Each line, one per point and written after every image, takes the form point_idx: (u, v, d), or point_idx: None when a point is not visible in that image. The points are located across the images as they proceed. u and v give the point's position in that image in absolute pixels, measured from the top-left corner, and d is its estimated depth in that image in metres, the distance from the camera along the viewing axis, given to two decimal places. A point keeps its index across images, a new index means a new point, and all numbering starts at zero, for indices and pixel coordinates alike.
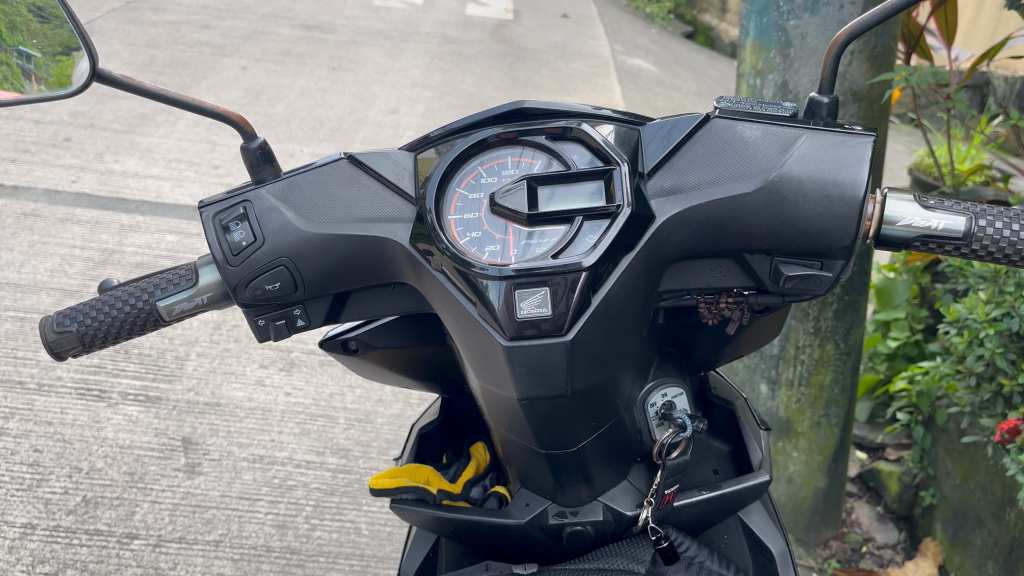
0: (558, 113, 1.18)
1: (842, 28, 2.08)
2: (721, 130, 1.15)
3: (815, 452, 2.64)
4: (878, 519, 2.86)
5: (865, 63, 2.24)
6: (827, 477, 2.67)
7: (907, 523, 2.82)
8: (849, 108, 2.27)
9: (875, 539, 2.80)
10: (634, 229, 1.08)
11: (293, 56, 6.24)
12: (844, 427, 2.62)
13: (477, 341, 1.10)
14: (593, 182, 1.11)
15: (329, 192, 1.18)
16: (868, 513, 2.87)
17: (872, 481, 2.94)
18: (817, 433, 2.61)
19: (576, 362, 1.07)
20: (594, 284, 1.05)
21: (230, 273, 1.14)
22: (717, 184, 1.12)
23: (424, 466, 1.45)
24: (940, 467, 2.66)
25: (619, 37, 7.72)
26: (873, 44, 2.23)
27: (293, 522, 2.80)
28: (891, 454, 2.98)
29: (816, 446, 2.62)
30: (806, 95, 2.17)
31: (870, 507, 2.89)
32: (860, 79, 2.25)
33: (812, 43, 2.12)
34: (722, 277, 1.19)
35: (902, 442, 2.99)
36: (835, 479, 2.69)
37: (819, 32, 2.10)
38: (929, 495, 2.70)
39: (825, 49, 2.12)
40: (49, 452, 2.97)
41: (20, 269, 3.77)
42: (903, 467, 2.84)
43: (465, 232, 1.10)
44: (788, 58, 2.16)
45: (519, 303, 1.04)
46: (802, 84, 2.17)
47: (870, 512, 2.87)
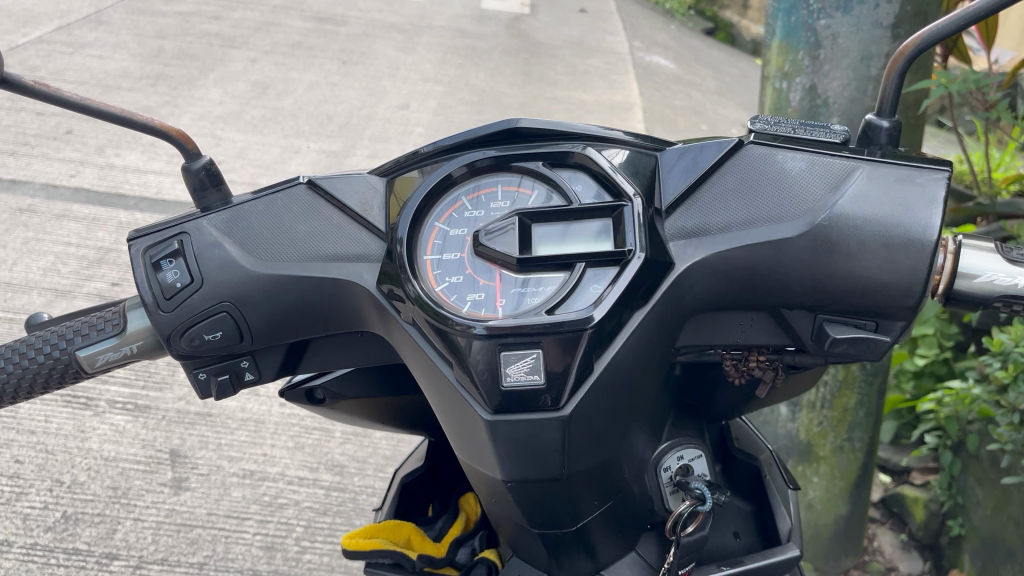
0: (558, 133, 0.98)
1: (877, 29, 1.84)
2: (757, 158, 0.93)
3: (837, 479, 2.42)
4: (901, 547, 2.65)
5: None
6: (849, 505, 2.46)
7: (932, 553, 2.63)
8: None
9: (898, 569, 2.59)
10: (649, 279, 0.88)
11: (303, 49, 6.05)
12: (869, 452, 2.41)
13: (456, 411, 0.91)
14: (599, 220, 0.92)
15: (285, 223, 0.99)
16: (891, 541, 2.66)
17: (895, 507, 2.72)
18: (839, 458, 2.40)
19: (575, 440, 0.88)
20: (596, 347, 0.86)
21: (162, 321, 0.94)
22: (750, 227, 0.90)
23: (405, 523, 1.29)
24: (970, 496, 2.45)
25: (639, 33, 7.51)
26: None
27: (282, 544, 2.61)
28: (916, 479, 2.78)
29: (838, 473, 2.41)
30: (835, 101, 1.93)
31: (894, 535, 2.69)
32: None
33: (844, 43, 1.87)
34: (754, 333, 0.97)
35: (929, 466, 2.79)
36: (857, 507, 2.48)
37: (851, 32, 1.85)
38: (958, 524, 2.50)
39: (857, 52, 1.87)
40: (30, 463, 2.82)
41: (11, 268, 3.60)
42: (930, 494, 2.64)
43: (443, 276, 0.92)
44: (817, 61, 1.91)
45: (505, 369, 0.86)
46: (831, 88, 1.93)
47: (893, 539, 2.67)
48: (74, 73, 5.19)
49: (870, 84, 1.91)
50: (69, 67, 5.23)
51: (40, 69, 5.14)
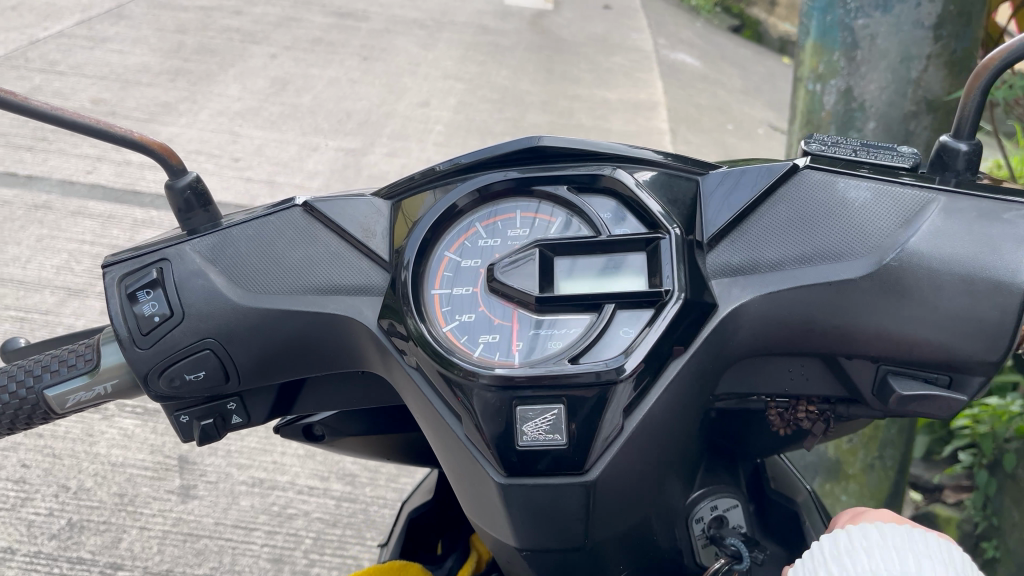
0: (585, 152, 0.86)
1: (918, 30, 1.66)
2: (813, 186, 0.82)
3: (868, 498, 2.09)
4: None
5: (943, 70, 1.70)
6: None
7: None
8: (920, 122, 1.76)
9: None
10: (688, 324, 0.77)
11: (324, 45, 5.96)
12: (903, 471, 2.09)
13: (465, 469, 0.80)
14: (630, 253, 0.81)
15: (277, 251, 0.89)
16: None
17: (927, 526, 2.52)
18: (870, 477, 2.08)
19: (601, 507, 0.77)
20: (627, 401, 0.75)
21: (138, 359, 0.84)
22: (805, 265, 0.78)
23: (411, 564, 1.17)
24: (1006, 518, 2.23)
25: (663, 31, 7.36)
26: (953, 47, 1.69)
27: (289, 557, 2.19)
28: (949, 497, 2.57)
29: (868, 491, 2.08)
30: (871, 107, 1.75)
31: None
32: (937, 88, 1.72)
33: (883, 44, 1.70)
34: (804, 382, 0.85)
35: (961, 484, 2.58)
36: None
37: (891, 33, 1.68)
38: (992, 547, 2.27)
39: (897, 52, 1.70)
40: (36, 468, 2.41)
41: (25, 266, 3.17)
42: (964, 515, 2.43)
43: (453, 313, 0.81)
44: (853, 62, 1.74)
45: (521, 426, 0.75)
46: (868, 92, 1.75)
47: None
48: (94, 68, 5.12)
49: (910, 89, 1.73)
50: (89, 62, 5.17)
51: (60, 64, 5.08)
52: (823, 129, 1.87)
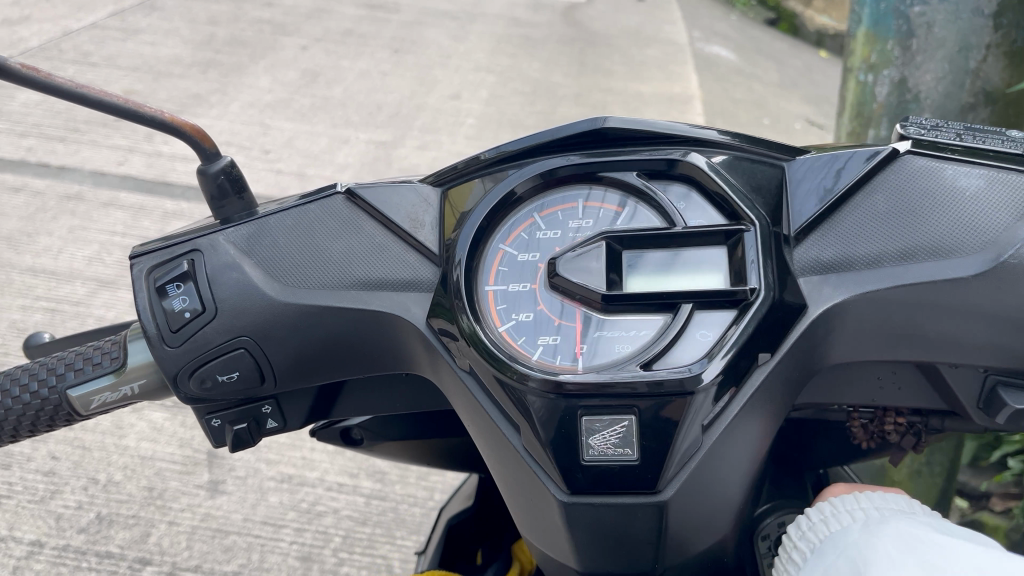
0: (653, 135, 0.78)
1: (979, 18, 1.46)
2: (914, 175, 0.73)
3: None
4: None
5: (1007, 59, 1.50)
6: None
7: None
8: (979, 116, 1.56)
9: None
10: (775, 328, 0.69)
11: (355, 37, 5.90)
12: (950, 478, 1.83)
13: (522, 484, 0.72)
14: (707, 248, 0.73)
15: (317, 242, 0.82)
16: None
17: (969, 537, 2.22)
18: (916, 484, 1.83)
19: (675, 531, 0.69)
20: (706, 413, 0.67)
21: (168, 358, 0.77)
22: (907, 262, 0.70)
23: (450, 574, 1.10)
24: None
25: (697, 23, 7.22)
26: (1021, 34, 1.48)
27: (318, 555, 2.14)
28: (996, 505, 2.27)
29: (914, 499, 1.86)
30: (926, 101, 1.57)
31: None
32: (999, 79, 1.52)
33: (940, 33, 1.51)
34: (896, 392, 0.77)
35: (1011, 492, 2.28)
36: None
37: (949, 20, 1.49)
38: None
39: (956, 42, 1.50)
40: (66, 460, 2.36)
41: (56, 257, 3.13)
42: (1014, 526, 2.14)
43: (510, 312, 0.74)
44: (908, 52, 1.56)
45: (588, 439, 0.67)
46: (923, 83, 1.56)
47: None
48: (126, 59, 5.10)
49: (967, 80, 1.53)
50: (121, 54, 5.15)
51: (93, 55, 5.07)
52: (874, 124, 1.69)
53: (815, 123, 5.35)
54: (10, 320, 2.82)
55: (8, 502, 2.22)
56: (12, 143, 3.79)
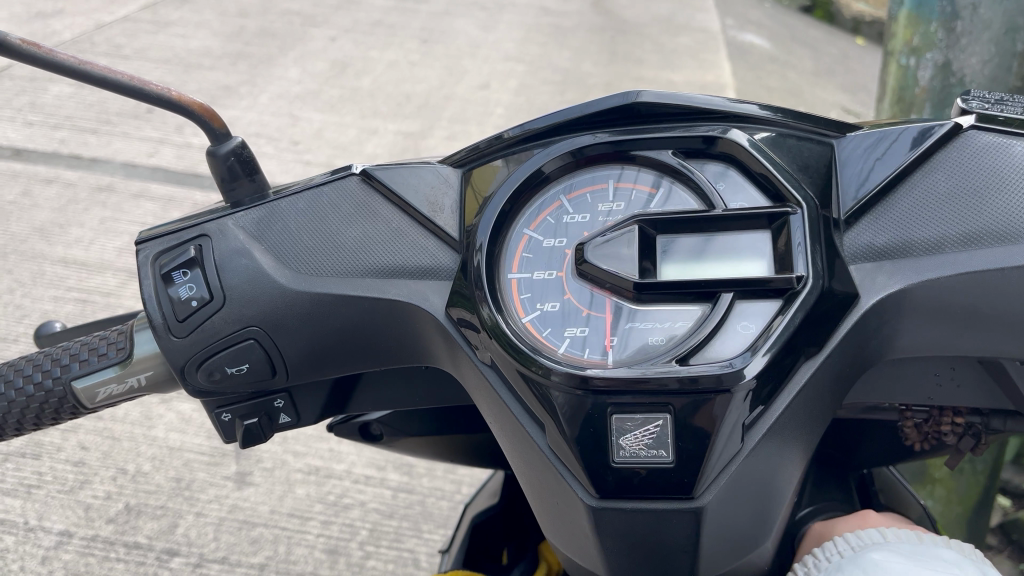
0: (691, 109, 0.72)
1: None
2: (977, 152, 0.67)
3: (954, 504, 1.72)
4: None
5: None
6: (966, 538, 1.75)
7: None
8: None
9: None
10: (822, 318, 0.63)
11: (384, 27, 5.86)
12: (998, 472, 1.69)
13: (547, 488, 0.67)
14: (749, 233, 0.67)
15: (331, 227, 0.77)
16: None
17: None
18: (958, 483, 1.69)
19: (714, 540, 0.63)
20: (749, 412, 0.62)
21: (174, 350, 0.73)
22: (970, 248, 0.64)
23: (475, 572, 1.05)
24: None
25: (730, 11, 7.09)
26: None
27: (345, 548, 2.10)
28: None
29: (955, 497, 1.70)
30: (975, 84, 1.47)
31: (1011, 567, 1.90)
32: None
33: (987, 14, 1.41)
34: (955, 391, 0.71)
35: None
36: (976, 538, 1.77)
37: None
38: None
39: (1004, 23, 1.40)
40: (95, 451, 2.35)
41: (87, 248, 3.14)
42: None
43: (534, 302, 0.69)
44: (953, 34, 1.46)
45: (618, 438, 0.62)
46: (968, 67, 1.46)
47: None
48: (158, 52, 5.12)
49: (1015, 63, 1.44)
50: (153, 46, 5.17)
51: (124, 48, 5.09)
52: (917, 108, 1.59)
53: (851, 112, 5.23)
54: (42, 310, 2.82)
55: (36, 492, 2.21)
56: (45, 135, 3.80)
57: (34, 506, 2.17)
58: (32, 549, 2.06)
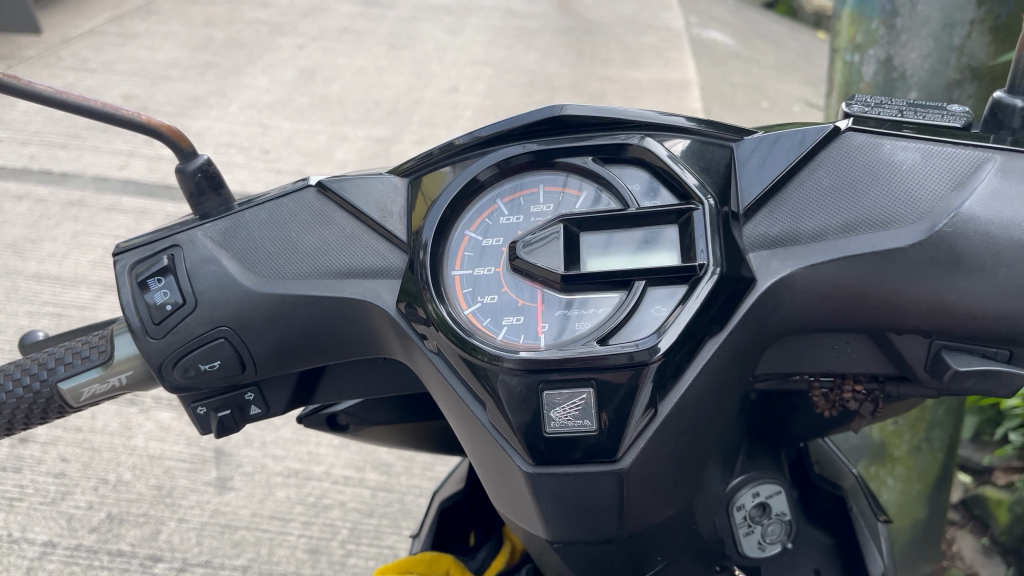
0: (611, 120, 0.81)
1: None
2: (858, 149, 0.76)
3: (915, 482, 1.94)
4: (983, 552, 2.16)
5: (988, 36, 1.48)
6: (926, 509, 1.98)
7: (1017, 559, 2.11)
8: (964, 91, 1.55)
9: None
10: (724, 298, 0.72)
11: (351, 34, 5.92)
12: (951, 452, 1.92)
13: (490, 459, 0.76)
14: (660, 228, 0.76)
15: (291, 234, 0.85)
16: (971, 545, 2.18)
17: (978, 509, 2.22)
18: (917, 460, 1.91)
19: (635, 498, 0.72)
20: (660, 384, 0.71)
21: (151, 349, 0.81)
22: (851, 233, 0.73)
23: (444, 556, 1.15)
24: None
25: (694, 9, 7.22)
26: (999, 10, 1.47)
27: (326, 548, 2.17)
28: (999, 480, 2.27)
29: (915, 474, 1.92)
30: (918, 78, 1.55)
31: (974, 538, 2.20)
32: (982, 55, 1.51)
33: (925, 10, 1.50)
34: (851, 360, 0.80)
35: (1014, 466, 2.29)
36: (936, 509, 1.99)
37: None
38: None
39: (942, 19, 1.50)
40: (75, 462, 2.41)
41: (60, 263, 3.18)
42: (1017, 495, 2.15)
43: (475, 295, 0.77)
44: (893, 30, 1.55)
45: (549, 411, 0.71)
46: (910, 61, 1.55)
47: (974, 544, 2.18)
48: (125, 64, 5.15)
49: (952, 57, 1.52)
50: (120, 59, 5.20)
51: (91, 62, 5.11)
52: None
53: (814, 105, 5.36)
54: (17, 325, 2.86)
55: (17, 504, 2.26)
56: (15, 152, 3.83)
57: (16, 518, 2.22)
58: (17, 560, 2.11)
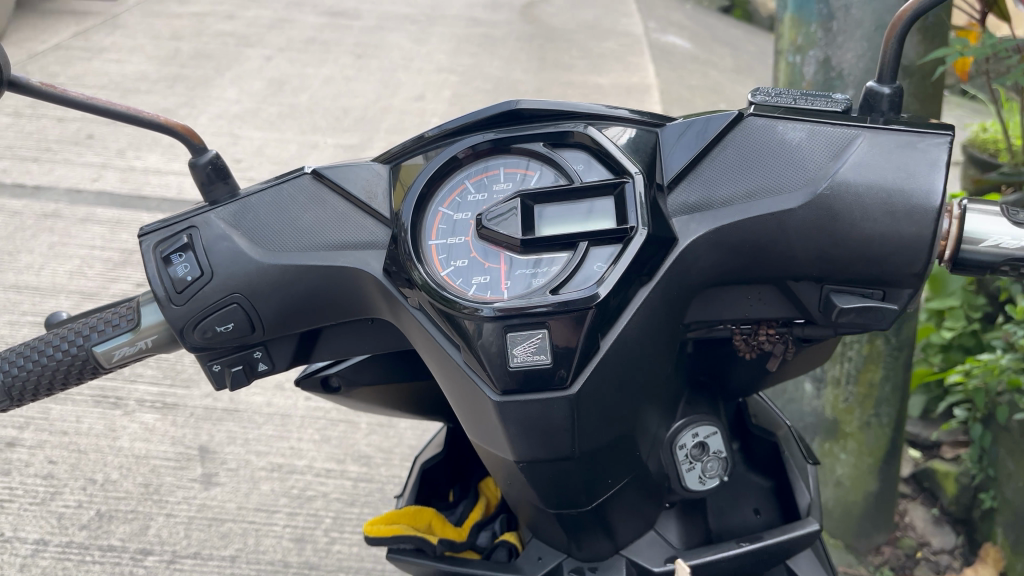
0: (560, 112, 0.98)
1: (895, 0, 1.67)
2: (758, 131, 0.93)
3: (866, 455, 2.17)
4: (933, 522, 2.38)
5: None
6: (878, 482, 2.21)
7: (966, 527, 2.33)
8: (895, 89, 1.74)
9: (930, 544, 2.33)
10: (651, 254, 0.89)
11: (318, 44, 6.06)
12: (898, 428, 2.15)
13: (465, 394, 0.92)
14: (600, 199, 0.92)
15: (290, 214, 1.00)
16: (923, 515, 2.39)
17: (927, 481, 2.45)
18: (867, 435, 2.15)
19: (585, 420, 0.88)
20: (602, 325, 0.87)
21: (174, 314, 0.95)
22: (752, 199, 0.90)
23: (426, 509, 1.27)
24: (1001, 468, 2.16)
25: (653, 15, 7.45)
26: None
27: (311, 536, 2.30)
28: (947, 453, 2.50)
29: (865, 448, 2.16)
30: (854, 75, 1.75)
31: (925, 509, 2.41)
32: None
33: (858, 15, 1.70)
34: (761, 308, 0.97)
35: (960, 440, 2.51)
36: (887, 482, 2.23)
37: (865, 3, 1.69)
38: (989, 497, 2.21)
39: (873, 22, 1.70)
40: (63, 464, 2.52)
41: (38, 273, 3.28)
42: (962, 467, 2.37)
43: (448, 260, 0.93)
44: (830, 33, 1.75)
45: (511, 349, 0.86)
46: (846, 61, 1.74)
47: (925, 514, 2.39)
48: (93, 78, 5.23)
49: None
50: (88, 72, 5.28)
51: (59, 76, 5.18)
52: None
53: None
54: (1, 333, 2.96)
55: (9, 505, 2.37)
56: None
57: (8, 518, 2.33)
58: (9, 558, 2.21)
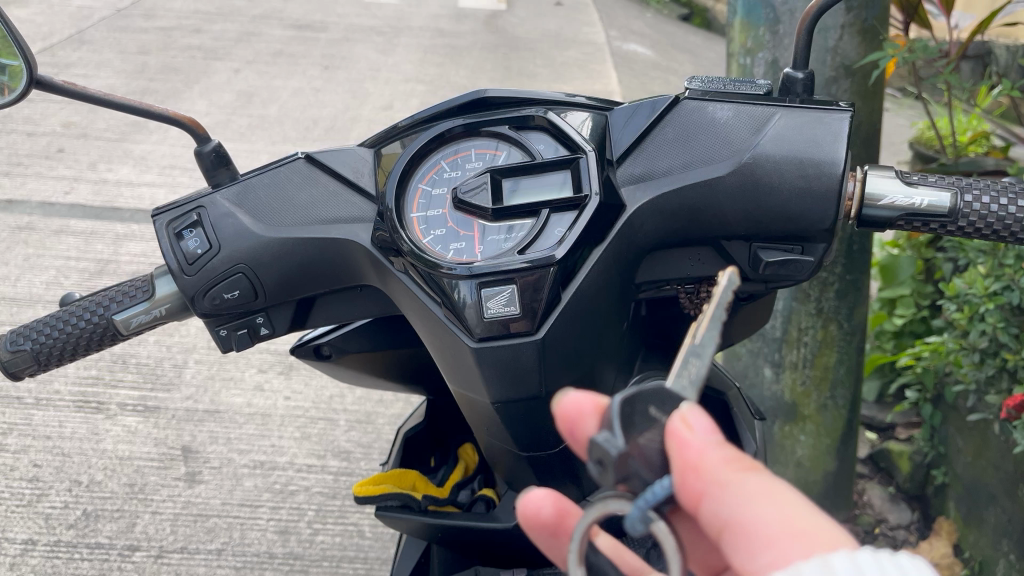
0: (522, 99, 1.12)
1: None
2: (691, 112, 1.09)
3: (823, 436, 2.34)
4: (889, 500, 2.52)
5: None
6: (836, 461, 2.37)
7: (920, 503, 2.49)
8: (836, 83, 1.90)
9: (887, 520, 2.47)
10: (603, 219, 1.03)
11: (285, 57, 6.17)
12: (853, 409, 2.32)
13: (446, 344, 1.05)
14: (559, 172, 1.06)
15: (287, 194, 1.14)
16: (879, 494, 2.54)
17: (883, 461, 2.60)
18: (824, 416, 2.31)
19: (551, 362, 1.02)
20: (563, 279, 1.01)
21: (186, 283, 1.09)
22: (689, 170, 1.05)
23: (410, 471, 1.40)
24: (951, 445, 2.32)
25: (614, 23, 7.65)
26: None
27: (295, 528, 2.41)
28: (901, 433, 2.66)
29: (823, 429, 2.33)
30: None
31: (882, 488, 2.56)
32: None
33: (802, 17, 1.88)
34: (703, 267, 1.12)
35: (913, 421, 2.68)
36: (845, 462, 2.38)
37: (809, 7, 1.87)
38: (940, 474, 2.37)
39: None
40: (48, 467, 2.60)
41: (15, 284, 3.35)
42: (915, 446, 2.51)
43: (428, 230, 1.06)
44: (778, 36, 1.91)
45: (486, 302, 0.99)
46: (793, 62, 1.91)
47: (881, 493, 2.54)
48: None
49: None
50: None
51: None
52: None
53: None
54: None
55: None
56: None
57: None
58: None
